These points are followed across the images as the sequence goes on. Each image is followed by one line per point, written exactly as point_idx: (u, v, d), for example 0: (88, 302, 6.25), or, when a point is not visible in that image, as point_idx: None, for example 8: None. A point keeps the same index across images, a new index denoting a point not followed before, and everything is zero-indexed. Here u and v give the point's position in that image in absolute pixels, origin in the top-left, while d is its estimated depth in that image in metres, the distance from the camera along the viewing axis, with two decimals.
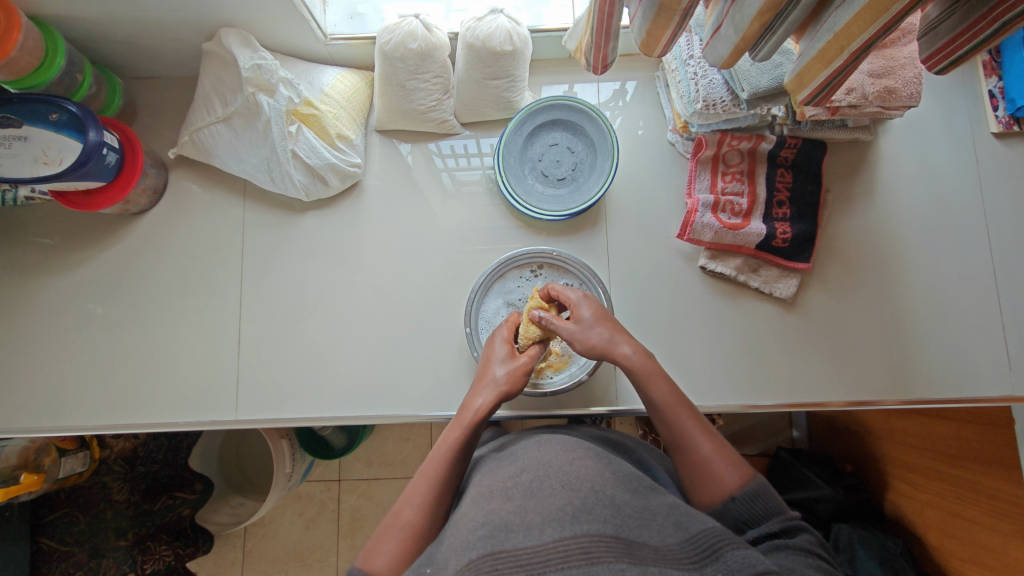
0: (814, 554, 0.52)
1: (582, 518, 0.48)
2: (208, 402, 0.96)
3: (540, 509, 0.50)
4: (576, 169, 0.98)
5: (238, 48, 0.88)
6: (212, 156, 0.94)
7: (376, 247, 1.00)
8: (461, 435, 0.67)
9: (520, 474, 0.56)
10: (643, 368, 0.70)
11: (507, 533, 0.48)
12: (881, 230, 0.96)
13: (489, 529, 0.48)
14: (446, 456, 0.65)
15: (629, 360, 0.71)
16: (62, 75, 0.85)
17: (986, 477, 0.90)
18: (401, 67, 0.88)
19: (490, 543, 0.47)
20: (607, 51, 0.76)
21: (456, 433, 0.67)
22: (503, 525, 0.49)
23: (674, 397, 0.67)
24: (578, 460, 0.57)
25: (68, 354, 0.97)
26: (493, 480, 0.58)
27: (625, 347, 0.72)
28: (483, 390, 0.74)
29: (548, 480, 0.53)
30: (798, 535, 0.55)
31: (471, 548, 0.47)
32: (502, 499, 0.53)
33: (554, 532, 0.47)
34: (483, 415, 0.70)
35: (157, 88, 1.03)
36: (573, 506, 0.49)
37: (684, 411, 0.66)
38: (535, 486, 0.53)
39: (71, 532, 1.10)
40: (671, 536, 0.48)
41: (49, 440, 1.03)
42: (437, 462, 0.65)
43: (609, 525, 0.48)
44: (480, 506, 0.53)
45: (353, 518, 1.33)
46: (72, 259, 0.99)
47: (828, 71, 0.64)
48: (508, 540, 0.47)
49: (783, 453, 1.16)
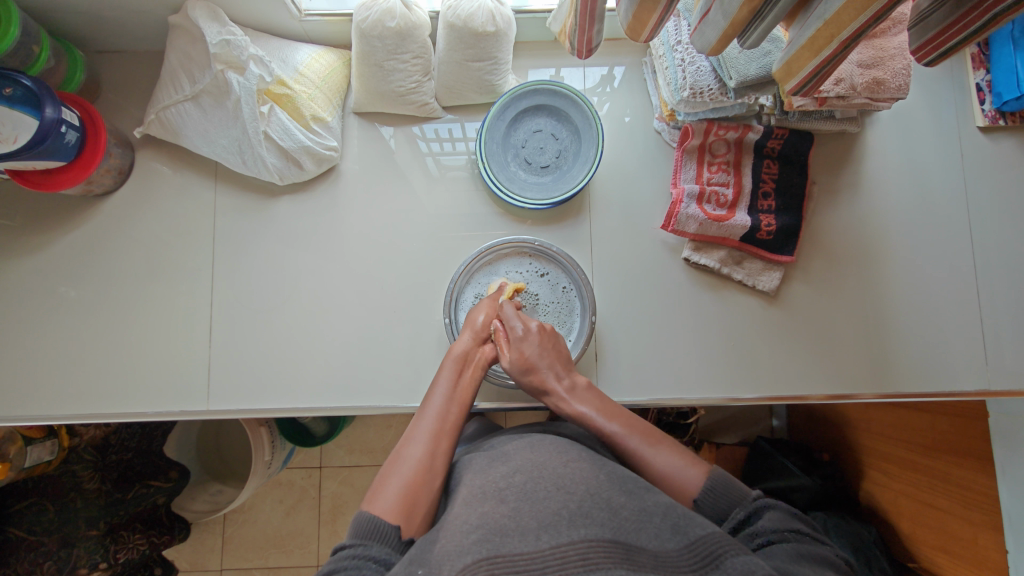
0: (782, 529, 0.54)
1: (580, 523, 0.48)
2: (179, 391, 0.93)
3: (535, 513, 0.49)
4: (560, 156, 0.96)
5: (206, 22, 0.84)
6: (182, 136, 0.90)
7: (355, 232, 0.97)
8: (450, 377, 0.75)
9: (514, 476, 0.55)
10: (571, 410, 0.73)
11: (503, 537, 0.47)
12: (865, 223, 0.95)
13: (483, 534, 0.48)
14: (441, 396, 0.72)
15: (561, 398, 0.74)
16: (17, 46, 0.80)
17: (958, 468, 0.93)
18: (379, 46, 0.84)
19: (487, 547, 0.46)
20: (592, 34, 0.73)
21: (445, 377, 0.75)
22: (497, 529, 0.48)
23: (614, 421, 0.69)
24: (572, 462, 0.57)
25: (36, 340, 0.94)
26: (485, 479, 0.57)
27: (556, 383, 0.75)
28: (463, 336, 0.81)
29: (542, 482, 0.53)
30: (766, 515, 0.56)
31: (466, 553, 0.46)
32: (495, 501, 0.52)
33: (552, 538, 0.46)
34: (461, 357, 0.78)
35: (122, 64, 0.98)
36: (570, 510, 0.49)
37: (628, 431, 0.68)
38: (529, 488, 0.53)
39: (40, 521, 1.02)
40: (669, 541, 0.48)
41: (14, 429, 1.00)
42: (433, 404, 0.71)
43: (607, 529, 0.47)
44: (473, 508, 0.52)
45: (334, 505, 1.31)
46: (38, 241, 0.94)
47: (817, 61, 0.62)
48: (503, 545, 0.46)
49: (762, 441, 1.15)
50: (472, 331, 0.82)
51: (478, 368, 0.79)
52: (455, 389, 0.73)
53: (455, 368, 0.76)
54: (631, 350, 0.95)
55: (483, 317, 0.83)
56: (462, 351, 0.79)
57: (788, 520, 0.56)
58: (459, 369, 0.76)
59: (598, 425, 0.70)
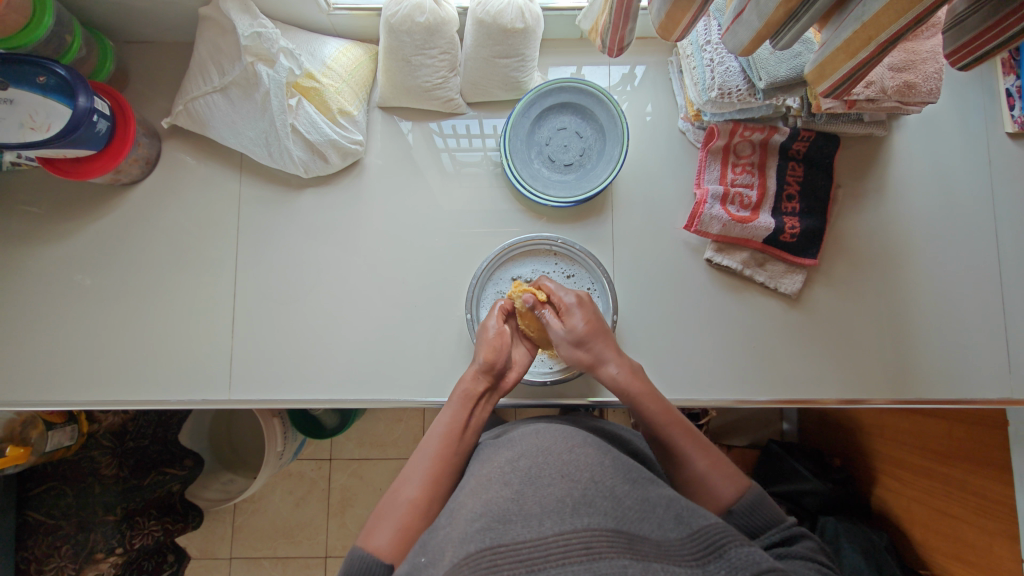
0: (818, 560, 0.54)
1: (583, 511, 0.46)
2: (199, 381, 0.94)
3: (538, 499, 0.48)
4: (584, 154, 0.96)
5: (238, 14, 0.84)
6: (208, 127, 0.90)
7: (377, 226, 0.97)
8: (452, 414, 0.70)
9: (519, 460, 0.54)
10: (629, 389, 0.72)
11: (505, 525, 0.46)
12: (889, 227, 0.95)
13: (486, 522, 0.47)
14: (444, 436, 0.67)
15: (615, 379, 0.73)
16: (50, 35, 0.81)
17: (975, 476, 0.92)
18: (407, 41, 0.84)
19: (489, 536, 0.45)
20: (625, 33, 0.73)
21: (448, 413, 0.70)
22: (501, 516, 0.47)
23: (663, 414, 0.68)
24: (577, 448, 0.55)
25: (61, 326, 0.95)
26: (490, 467, 0.56)
27: (612, 366, 0.74)
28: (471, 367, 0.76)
29: (547, 469, 0.51)
30: (800, 542, 0.56)
31: (470, 541, 0.45)
32: (499, 487, 0.51)
33: (554, 525, 0.45)
34: (471, 394, 0.73)
35: (150, 54, 0.99)
36: (573, 498, 0.47)
37: (675, 428, 0.67)
38: (533, 474, 0.51)
39: (58, 506, 1.05)
40: (672, 531, 0.47)
41: (35, 413, 1.00)
42: (432, 439, 0.67)
43: (610, 519, 0.46)
44: (478, 496, 0.51)
45: (343, 497, 1.32)
46: (64, 228, 0.95)
47: (852, 63, 0.62)
48: (506, 533, 0.45)
49: (774, 445, 1.16)
50: (484, 368, 0.76)
51: (486, 407, 0.75)
52: (457, 428, 0.69)
53: (464, 405, 0.71)
54: (650, 350, 0.95)
55: (497, 322, 0.80)
56: (468, 388, 0.74)
57: (819, 552, 0.55)
58: (469, 408, 0.71)
59: (653, 417, 0.68)
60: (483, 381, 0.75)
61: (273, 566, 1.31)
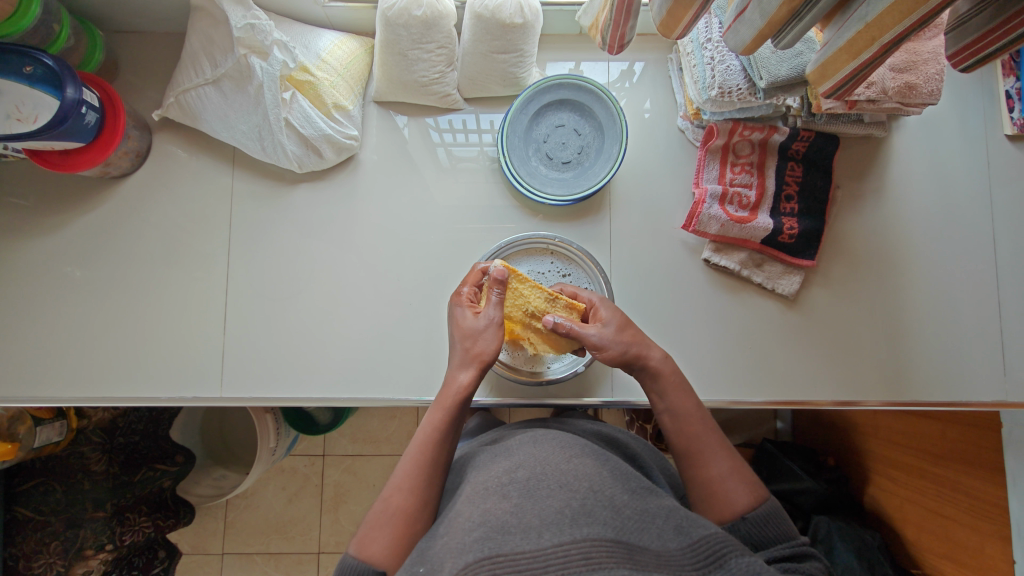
0: None
1: (583, 521, 0.46)
2: (190, 378, 0.93)
3: (537, 511, 0.47)
4: (582, 152, 0.95)
5: (230, 5, 0.82)
6: (200, 120, 0.89)
7: (372, 222, 0.96)
8: (445, 416, 0.67)
9: (517, 470, 0.53)
10: (667, 376, 0.69)
11: (504, 535, 0.45)
12: (887, 228, 0.95)
13: (485, 531, 0.46)
14: (436, 440, 0.64)
15: (660, 364, 0.70)
16: (37, 24, 0.79)
17: (966, 476, 0.92)
18: (404, 35, 0.83)
19: (488, 546, 0.44)
20: (625, 30, 0.72)
21: (439, 414, 0.67)
22: (499, 527, 0.46)
23: (692, 411, 0.67)
24: (575, 458, 0.55)
25: (50, 320, 0.93)
26: (488, 476, 0.55)
27: (656, 351, 0.71)
28: (465, 363, 0.72)
29: (546, 480, 0.51)
30: (808, 561, 0.56)
31: (469, 551, 0.44)
32: (498, 497, 0.50)
33: (553, 536, 0.44)
34: (465, 394, 0.69)
35: (140, 44, 0.97)
36: (572, 508, 0.47)
37: (703, 427, 0.65)
38: (532, 485, 0.51)
39: (47, 501, 1.03)
40: (672, 541, 0.46)
41: (23, 409, 0.98)
42: (423, 442, 0.64)
43: (609, 528, 0.46)
44: (476, 504, 0.50)
45: (337, 492, 1.31)
46: (52, 221, 0.94)
47: (854, 64, 0.61)
48: (505, 544, 0.44)
49: (767, 445, 1.15)
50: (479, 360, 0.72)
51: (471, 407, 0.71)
52: (448, 429, 0.66)
53: (455, 404, 0.68)
54: None
55: (500, 312, 0.76)
56: (465, 389, 0.69)
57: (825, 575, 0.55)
58: (462, 408, 0.68)
59: (682, 412, 0.67)
60: (479, 380, 0.71)
61: (265, 562, 1.30)
